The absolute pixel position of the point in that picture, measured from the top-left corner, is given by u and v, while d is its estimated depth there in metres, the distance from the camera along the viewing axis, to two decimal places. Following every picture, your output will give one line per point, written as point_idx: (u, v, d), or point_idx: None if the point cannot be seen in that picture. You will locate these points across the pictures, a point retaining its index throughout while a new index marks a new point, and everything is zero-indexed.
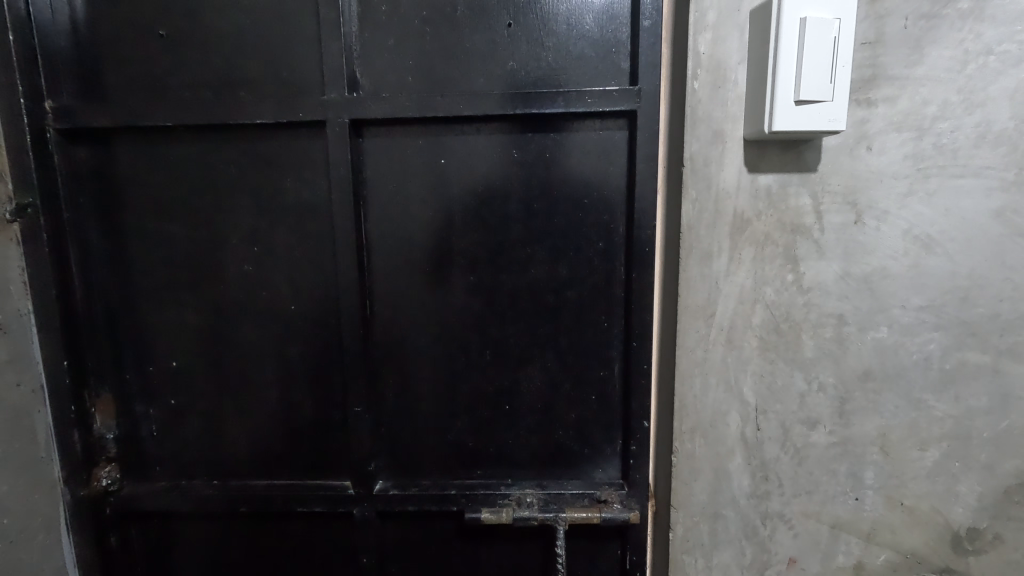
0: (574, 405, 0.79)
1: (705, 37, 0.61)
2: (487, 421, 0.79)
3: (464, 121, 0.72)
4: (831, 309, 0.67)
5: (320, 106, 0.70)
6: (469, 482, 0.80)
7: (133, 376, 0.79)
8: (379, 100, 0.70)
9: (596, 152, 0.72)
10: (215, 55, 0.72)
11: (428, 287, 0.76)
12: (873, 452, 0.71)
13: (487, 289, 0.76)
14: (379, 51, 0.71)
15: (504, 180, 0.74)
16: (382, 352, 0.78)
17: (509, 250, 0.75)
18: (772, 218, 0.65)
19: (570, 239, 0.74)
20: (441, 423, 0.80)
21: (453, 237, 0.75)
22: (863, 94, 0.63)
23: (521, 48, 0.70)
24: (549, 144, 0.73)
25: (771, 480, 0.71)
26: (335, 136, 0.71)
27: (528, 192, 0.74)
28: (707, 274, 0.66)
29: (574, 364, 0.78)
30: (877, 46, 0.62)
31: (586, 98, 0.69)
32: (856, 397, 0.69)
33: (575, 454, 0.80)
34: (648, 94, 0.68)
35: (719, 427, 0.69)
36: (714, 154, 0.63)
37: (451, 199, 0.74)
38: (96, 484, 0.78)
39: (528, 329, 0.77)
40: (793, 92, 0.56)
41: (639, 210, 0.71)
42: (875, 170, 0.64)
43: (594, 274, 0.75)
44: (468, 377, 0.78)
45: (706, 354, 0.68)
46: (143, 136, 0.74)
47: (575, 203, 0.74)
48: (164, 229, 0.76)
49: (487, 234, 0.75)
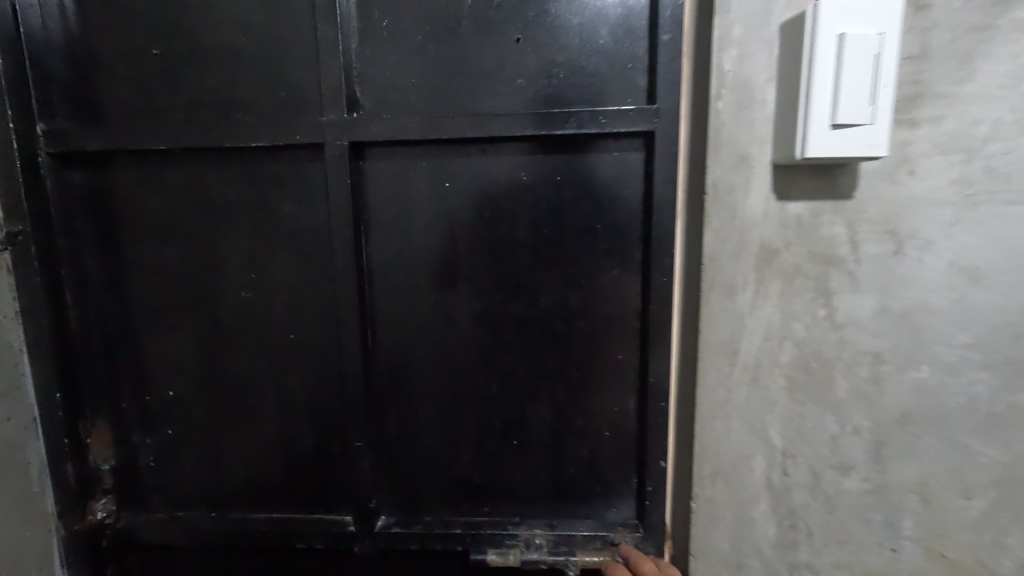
0: (587, 441, 0.74)
1: (730, 54, 0.56)
2: (493, 456, 0.75)
3: (469, 142, 0.68)
4: (866, 346, 0.62)
5: (317, 128, 0.67)
6: (476, 520, 0.76)
7: (129, 404, 0.76)
8: (380, 121, 0.66)
9: (611, 174, 0.68)
10: (209, 75, 0.69)
11: (433, 316, 0.73)
12: (912, 500, 0.65)
13: (495, 319, 0.72)
14: (380, 68, 0.67)
15: (513, 203, 0.69)
16: (385, 383, 0.74)
17: (518, 278, 0.71)
18: (802, 249, 0.59)
19: (583, 265, 0.70)
20: (446, 458, 0.76)
21: (458, 264, 0.71)
22: (906, 113, 0.57)
23: (530, 65, 0.66)
24: (560, 166, 0.68)
25: (799, 528, 0.65)
26: (334, 159, 0.67)
27: (538, 217, 0.69)
28: (730, 309, 0.61)
29: (586, 398, 0.73)
30: (921, 61, 0.56)
31: (600, 119, 0.64)
32: (893, 441, 0.64)
33: (588, 492, 0.75)
34: (667, 113, 0.63)
35: (743, 471, 0.64)
36: (739, 179, 0.58)
37: (457, 224, 0.70)
38: (92, 517, 0.77)
39: (537, 362, 0.73)
40: (829, 114, 0.51)
41: (656, 237, 0.66)
42: (918, 197, 0.59)
43: (607, 303, 0.71)
44: (475, 410, 0.74)
45: (729, 394, 0.63)
46: (139, 158, 0.72)
47: (587, 228, 0.69)
48: (160, 253, 0.74)
49: (493, 260, 0.71)
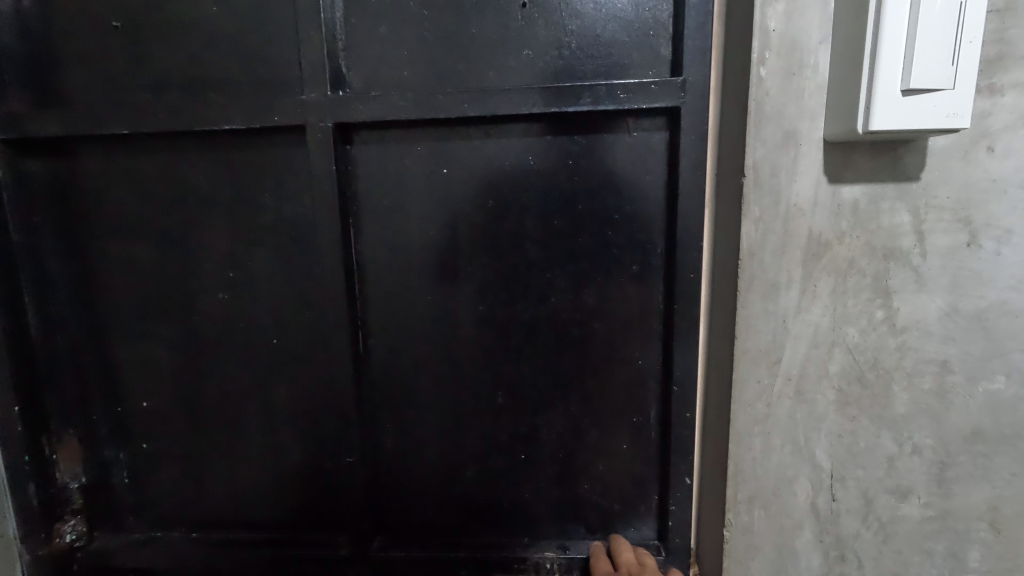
0: (603, 457, 0.66)
1: (777, 9, 0.47)
2: (499, 474, 0.68)
3: (469, 123, 0.60)
4: (932, 354, 0.53)
5: (297, 109, 0.59)
6: (481, 541, 0.69)
7: (101, 416, 0.70)
8: (368, 100, 0.58)
9: (631, 157, 0.60)
10: (177, 51, 0.61)
11: (431, 320, 0.65)
12: (981, 529, 0.57)
13: (500, 322, 0.64)
14: (367, 41, 0.59)
15: (519, 192, 0.61)
16: (378, 394, 0.67)
17: (526, 276, 0.63)
18: (858, 241, 0.51)
19: (598, 262, 0.62)
20: (447, 475, 0.68)
21: (457, 262, 0.64)
22: (986, 79, 0.48)
23: (538, 34, 0.58)
24: (573, 148, 0.60)
25: (848, 560, 0.57)
26: (316, 143, 0.59)
27: (548, 207, 0.61)
28: (772, 311, 0.52)
29: (602, 410, 0.65)
30: (1006, 15, 0.47)
31: (618, 94, 0.56)
32: (961, 462, 0.55)
33: (604, 512, 0.68)
34: (696, 86, 0.55)
35: (785, 496, 0.56)
36: (784, 160, 0.49)
37: (456, 215, 0.63)
38: (59, 540, 0.70)
39: (548, 370, 0.65)
40: (900, 78, 0.42)
41: (684, 227, 0.58)
42: (997, 179, 0.50)
43: (626, 303, 0.63)
44: (478, 424, 0.67)
45: (769, 409, 0.54)
46: (101, 147, 0.65)
47: (604, 219, 0.61)
48: (127, 252, 0.67)
49: (497, 256, 0.63)
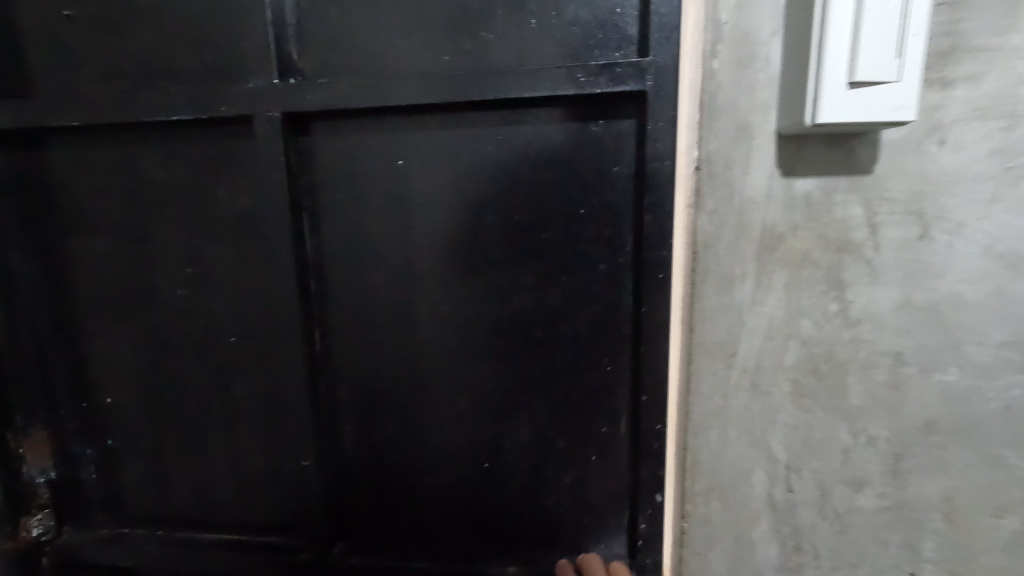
0: (570, 463, 0.66)
1: (727, 2, 0.47)
2: (463, 475, 0.68)
3: (425, 113, 0.60)
4: (886, 346, 0.53)
5: (246, 98, 0.58)
6: (443, 543, 0.70)
7: (68, 410, 0.70)
8: (315, 88, 0.58)
9: (594, 152, 0.59)
10: (129, 39, 0.60)
11: (389, 317, 0.65)
12: (936, 519, 0.57)
13: (460, 320, 0.64)
14: (326, 29, 0.59)
15: (479, 187, 0.61)
16: (343, 389, 0.67)
17: (486, 273, 0.63)
18: (812, 234, 0.51)
19: (559, 257, 0.61)
20: (409, 475, 0.68)
21: (417, 258, 0.63)
22: (937, 71, 0.48)
23: (496, 17, 0.57)
24: (533, 144, 0.60)
25: (805, 550, 0.58)
26: (267, 134, 0.59)
27: (508, 203, 0.61)
28: (727, 304, 0.53)
29: (566, 411, 0.65)
30: (957, 7, 0.47)
31: (577, 77, 0.54)
32: (915, 453, 0.56)
33: (571, 517, 0.67)
34: (662, 68, 0.51)
35: (741, 487, 0.57)
36: (737, 153, 0.49)
37: (413, 211, 0.62)
38: (26, 535, 0.71)
39: (512, 369, 0.65)
40: (846, 71, 0.42)
41: (652, 226, 0.54)
42: (949, 171, 0.50)
43: (590, 298, 0.62)
44: (441, 420, 0.67)
45: (725, 401, 0.55)
46: (65, 140, 0.64)
47: (566, 216, 0.60)
48: (90, 246, 0.66)
49: (458, 252, 0.63)
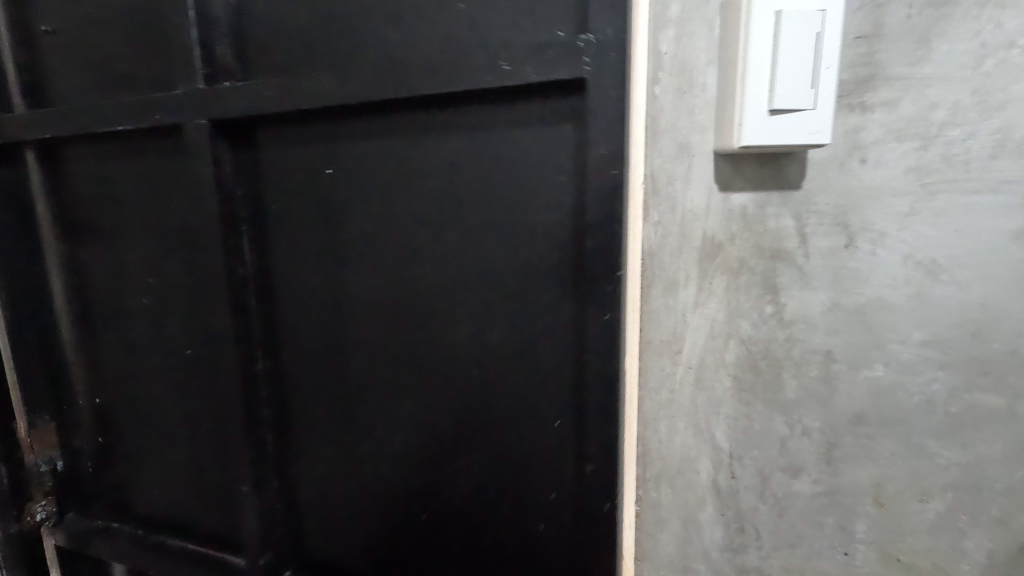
0: (505, 438, 0.71)
1: (667, 35, 0.53)
2: (404, 444, 0.76)
3: (352, 114, 0.70)
4: (817, 344, 0.59)
5: (212, 106, 0.73)
6: (390, 503, 0.79)
7: (100, 400, 0.93)
8: (238, 92, 0.71)
9: (535, 148, 0.63)
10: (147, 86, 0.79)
11: (327, 291, 0.77)
12: (867, 504, 0.62)
13: (382, 300, 0.74)
14: (280, 42, 0.71)
15: (411, 182, 0.69)
16: (285, 346, 0.81)
17: (414, 257, 0.71)
18: (748, 242, 0.56)
19: (490, 266, 0.67)
20: (354, 437, 0.79)
21: (349, 243, 0.74)
22: (857, 97, 0.54)
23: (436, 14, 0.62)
24: (460, 143, 0.66)
25: (748, 531, 0.63)
26: (199, 139, 0.74)
27: (439, 197, 0.68)
28: (672, 306, 0.58)
29: (499, 391, 0.70)
30: (874, 41, 0.53)
31: (507, 63, 0.58)
32: (846, 442, 0.61)
33: (507, 508, 0.72)
34: (598, 50, 0.54)
35: (689, 474, 0.62)
36: (679, 169, 0.55)
37: (343, 203, 0.73)
38: (29, 519, 0.96)
39: (443, 348, 0.72)
40: (766, 99, 0.48)
41: (599, 213, 0.57)
42: (871, 187, 0.55)
43: (502, 276, 0.67)
44: (372, 389, 0.77)
45: (672, 394, 0.60)
46: (64, 206, 0.89)
47: (496, 207, 0.66)
48: (120, 285, 0.88)
49: (392, 239, 0.72)
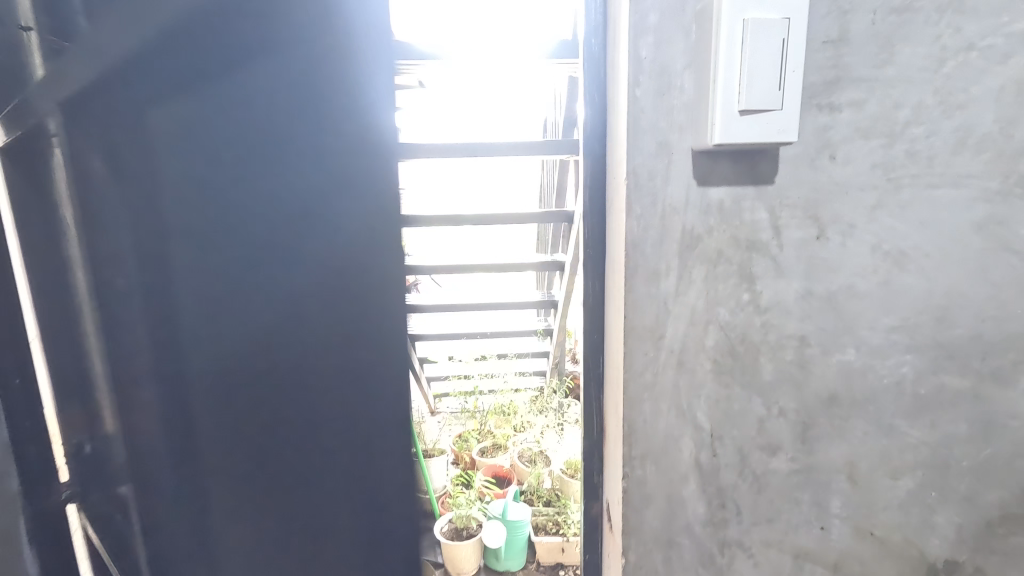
0: (355, 348, 0.69)
1: (647, 40, 0.56)
2: (262, 396, 0.70)
3: (164, 36, 0.61)
4: (792, 330, 0.62)
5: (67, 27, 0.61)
6: (271, 472, 0.73)
7: None
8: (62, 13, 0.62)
9: (322, 53, 0.62)
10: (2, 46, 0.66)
11: (116, 234, 0.65)
12: (841, 481, 0.66)
13: (218, 229, 0.65)
14: None
15: (227, 107, 0.63)
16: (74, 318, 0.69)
17: (259, 181, 0.64)
18: (725, 234, 0.60)
19: (341, 181, 0.65)
20: (201, 403, 0.70)
21: (165, 173, 0.63)
22: (826, 97, 0.57)
23: None
24: (243, 57, 0.62)
25: (729, 507, 0.67)
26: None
27: (253, 114, 0.63)
28: (654, 294, 0.62)
29: (307, 305, 0.68)
30: (841, 45, 0.56)
31: None
32: (820, 422, 0.65)
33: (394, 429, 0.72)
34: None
35: (672, 452, 0.66)
36: (660, 166, 0.58)
37: (150, 128, 0.63)
38: None
39: (228, 278, 0.66)
40: (738, 100, 0.51)
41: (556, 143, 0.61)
42: (840, 182, 0.59)
43: (303, 197, 0.65)
44: (206, 338, 0.68)
45: (656, 377, 0.64)
46: None
47: (286, 117, 0.63)
48: None
49: (229, 162, 0.64)
